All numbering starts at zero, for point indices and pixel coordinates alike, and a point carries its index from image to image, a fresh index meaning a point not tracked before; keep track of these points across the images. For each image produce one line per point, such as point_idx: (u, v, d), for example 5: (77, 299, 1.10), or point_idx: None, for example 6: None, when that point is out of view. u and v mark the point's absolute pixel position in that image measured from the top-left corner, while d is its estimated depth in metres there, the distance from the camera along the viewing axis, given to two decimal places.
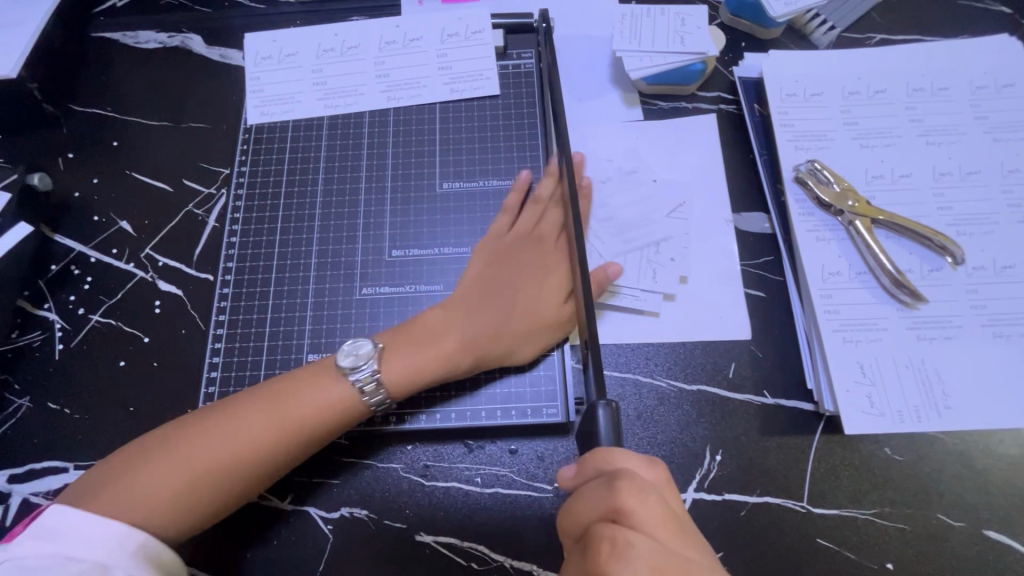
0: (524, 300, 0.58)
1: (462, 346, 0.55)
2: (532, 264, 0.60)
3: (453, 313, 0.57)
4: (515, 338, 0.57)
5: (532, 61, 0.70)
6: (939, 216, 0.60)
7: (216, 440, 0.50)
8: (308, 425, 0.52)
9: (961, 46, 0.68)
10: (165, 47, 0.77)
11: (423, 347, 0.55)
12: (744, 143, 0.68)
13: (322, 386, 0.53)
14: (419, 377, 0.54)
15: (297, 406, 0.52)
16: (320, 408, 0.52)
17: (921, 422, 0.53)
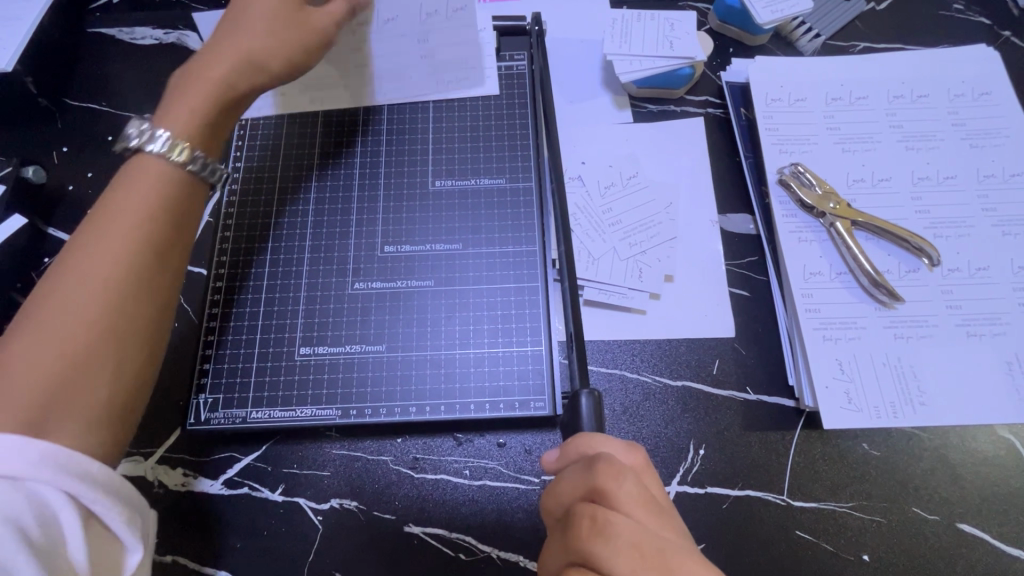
0: (274, 60, 0.55)
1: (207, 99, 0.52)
2: (289, 23, 0.56)
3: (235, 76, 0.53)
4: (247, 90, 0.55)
5: (524, 62, 0.71)
6: (917, 219, 0.62)
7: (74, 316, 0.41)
8: (167, 194, 0.47)
9: (942, 54, 0.70)
10: (160, 43, 0.78)
11: (194, 93, 0.51)
12: (730, 146, 0.70)
13: (135, 180, 0.47)
14: None
15: (135, 198, 0.46)
16: (155, 184, 0.47)
17: (897, 418, 0.55)
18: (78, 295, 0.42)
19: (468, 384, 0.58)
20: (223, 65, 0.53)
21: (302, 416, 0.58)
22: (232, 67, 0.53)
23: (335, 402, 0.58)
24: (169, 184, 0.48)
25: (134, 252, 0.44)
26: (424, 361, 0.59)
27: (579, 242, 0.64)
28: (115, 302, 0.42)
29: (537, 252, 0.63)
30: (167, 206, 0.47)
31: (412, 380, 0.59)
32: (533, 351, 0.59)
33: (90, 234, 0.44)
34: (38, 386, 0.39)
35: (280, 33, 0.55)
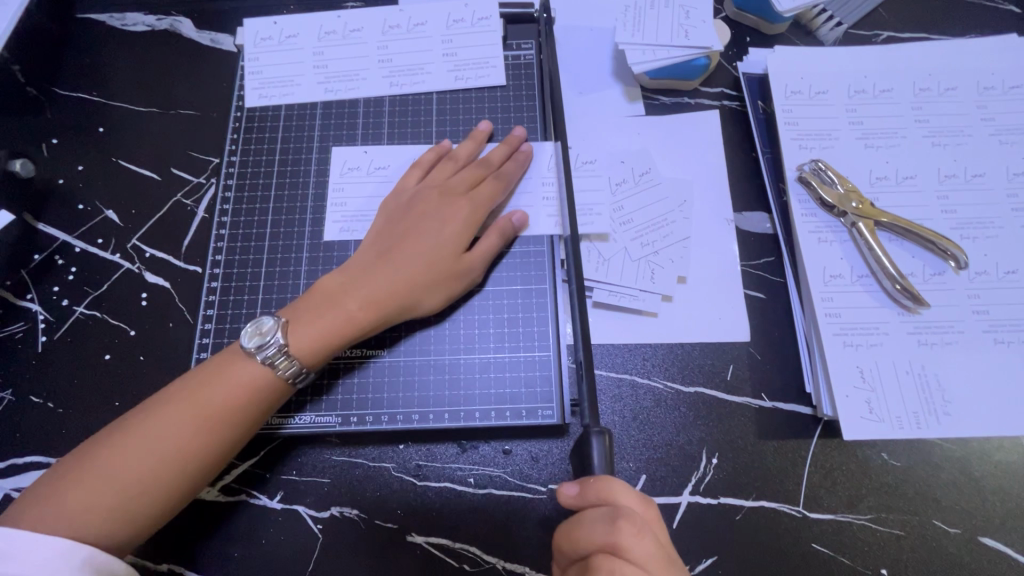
0: (408, 252, 0.55)
1: (369, 301, 0.53)
2: (432, 214, 0.57)
3: (355, 275, 0.55)
4: (429, 285, 0.55)
5: (532, 52, 0.68)
6: (943, 219, 0.59)
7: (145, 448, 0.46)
8: (233, 419, 0.49)
9: (972, 44, 0.67)
10: (152, 30, 0.75)
11: (327, 313, 0.52)
12: (747, 141, 0.67)
13: (234, 367, 0.50)
14: (326, 343, 0.52)
15: (218, 396, 0.48)
16: (240, 389, 0.49)
17: (919, 429, 0.53)
18: (153, 476, 0.46)
19: (472, 390, 0.56)
20: (340, 275, 0.55)
21: (301, 422, 0.56)
22: (348, 278, 0.55)
23: (334, 408, 0.56)
24: (256, 371, 0.50)
25: (196, 467, 0.47)
26: (427, 366, 0.57)
27: (588, 242, 0.62)
28: (185, 441, 0.47)
29: (545, 252, 0.60)
30: (233, 424, 0.49)
31: (414, 385, 0.57)
32: (541, 356, 0.57)
33: (179, 408, 0.48)
34: (126, 492, 0.45)
35: (408, 226, 0.57)
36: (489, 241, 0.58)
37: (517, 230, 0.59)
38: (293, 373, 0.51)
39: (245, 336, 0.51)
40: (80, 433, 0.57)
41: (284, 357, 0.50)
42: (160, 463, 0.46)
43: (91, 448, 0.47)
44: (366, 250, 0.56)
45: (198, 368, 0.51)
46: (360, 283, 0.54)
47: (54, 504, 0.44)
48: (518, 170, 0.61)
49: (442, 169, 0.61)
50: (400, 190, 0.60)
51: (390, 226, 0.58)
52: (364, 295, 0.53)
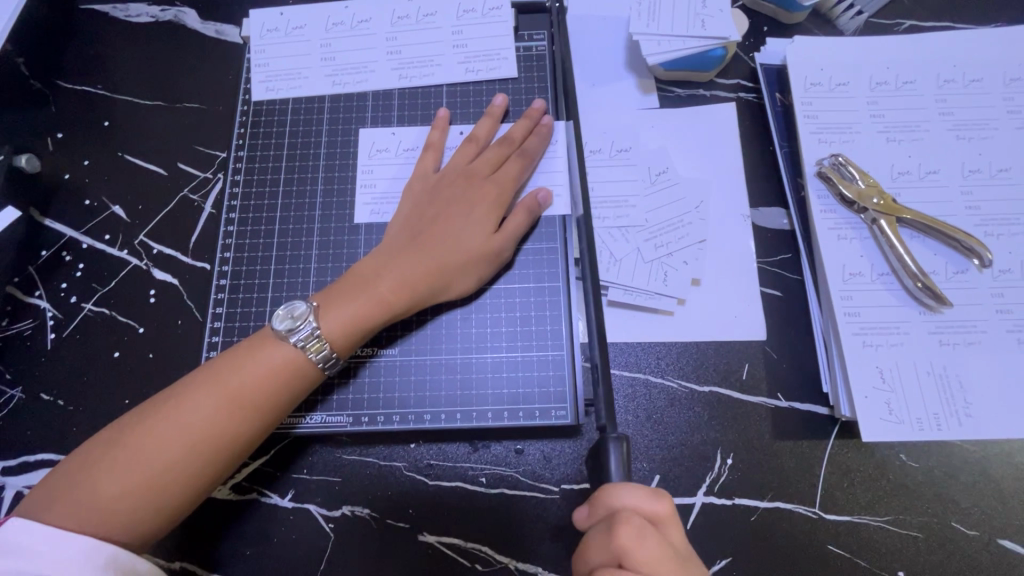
0: (438, 236, 0.55)
1: (402, 283, 0.53)
2: (458, 198, 0.57)
3: (386, 258, 0.54)
4: (459, 268, 0.55)
5: (544, 42, 0.66)
6: (966, 216, 0.58)
7: (168, 437, 0.45)
8: (262, 409, 0.48)
9: (998, 34, 0.64)
10: (157, 21, 0.73)
11: (360, 294, 0.52)
12: (764, 134, 0.65)
13: (261, 355, 0.49)
14: (358, 326, 0.51)
15: (245, 386, 0.47)
16: (269, 378, 0.48)
17: (940, 431, 0.52)
18: (181, 467, 0.45)
19: (485, 390, 0.56)
20: (371, 259, 0.54)
21: (311, 423, 0.56)
22: (380, 262, 0.54)
23: (344, 408, 0.56)
24: (282, 357, 0.49)
25: (223, 456, 0.47)
26: (438, 365, 0.57)
27: (600, 240, 0.61)
28: (209, 431, 0.46)
29: (558, 249, 0.59)
30: (260, 414, 0.48)
31: (426, 385, 0.56)
32: (554, 355, 0.56)
33: (206, 396, 0.47)
34: (155, 482, 0.45)
35: (436, 210, 0.56)
36: (516, 219, 0.57)
37: (542, 209, 0.58)
38: (324, 359, 0.50)
39: (276, 319, 0.50)
40: (91, 432, 0.57)
41: (317, 341, 0.50)
42: (182, 454, 0.45)
43: (117, 438, 0.46)
44: (394, 237, 0.56)
45: (222, 356, 0.49)
46: (391, 265, 0.53)
47: (81, 493, 0.44)
48: (542, 144, 0.60)
49: (467, 152, 0.60)
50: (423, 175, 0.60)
51: (418, 211, 0.57)
52: (396, 277, 0.53)
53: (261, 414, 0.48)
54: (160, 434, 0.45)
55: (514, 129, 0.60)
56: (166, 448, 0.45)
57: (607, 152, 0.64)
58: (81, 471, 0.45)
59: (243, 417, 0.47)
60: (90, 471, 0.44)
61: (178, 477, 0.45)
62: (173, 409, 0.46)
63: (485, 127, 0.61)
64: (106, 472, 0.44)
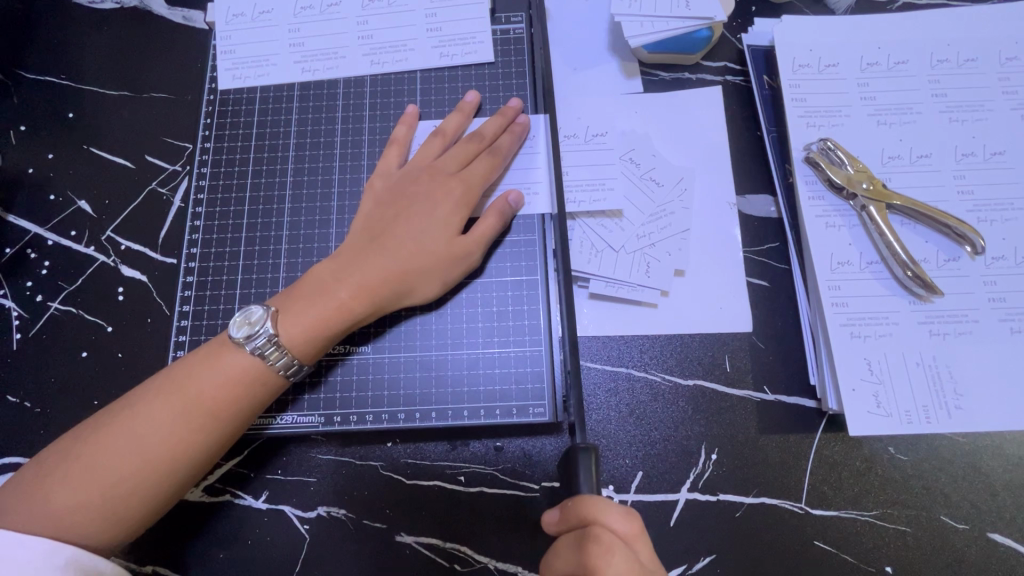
0: (399, 237, 0.53)
1: (362, 288, 0.51)
2: (422, 196, 0.55)
3: (344, 262, 0.52)
4: (421, 272, 0.52)
5: (522, 25, 0.64)
6: (958, 202, 0.56)
7: (124, 446, 0.44)
8: (224, 415, 0.46)
9: (991, 12, 0.62)
10: (122, 7, 0.70)
11: (319, 299, 0.50)
12: (751, 118, 0.63)
13: (221, 359, 0.47)
14: (317, 333, 0.49)
15: (207, 392, 0.46)
16: (231, 384, 0.47)
17: (929, 423, 0.51)
18: (138, 474, 0.44)
19: (461, 388, 0.54)
20: (331, 263, 0.52)
21: (285, 423, 0.54)
22: (340, 265, 0.52)
23: (317, 407, 0.54)
24: (246, 360, 0.48)
25: (185, 464, 0.45)
26: (413, 363, 0.55)
27: (580, 232, 0.59)
28: (167, 440, 0.45)
29: (537, 241, 0.57)
30: (221, 420, 0.46)
31: (400, 384, 0.54)
32: (532, 351, 0.55)
33: (165, 402, 0.45)
34: (112, 490, 0.43)
35: (398, 209, 0.54)
36: (486, 222, 0.54)
37: (514, 211, 0.56)
38: (285, 365, 0.49)
39: (233, 326, 0.48)
40: (58, 434, 0.56)
41: (275, 347, 0.48)
42: (137, 464, 0.44)
43: (74, 445, 0.44)
44: (355, 238, 0.54)
45: (185, 361, 0.48)
46: (349, 269, 0.51)
47: (34, 501, 0.42)
48: (514, 142, 0.57)
49: (435, 147, 0.57)
50: (387, 172, 0.57)
51: (379, 209, 0.55)
52: (356, 281, 0.51)
53: (220, 423, 0.46)
54: (115, 443, 0.44)
55: (486, 125, 0.58)
56: (120, 457, 0.44)
57: (581, 137, 0.62)
58: (37, 477, 0.44)
59: (201, 426, 0.46)
60: (43, 479, 0.43)
61: (133, 488, 0.44)
62: (131, 416, 0.45)
63: (456, 123, 0.59)
64: (60, 481, 0.43)
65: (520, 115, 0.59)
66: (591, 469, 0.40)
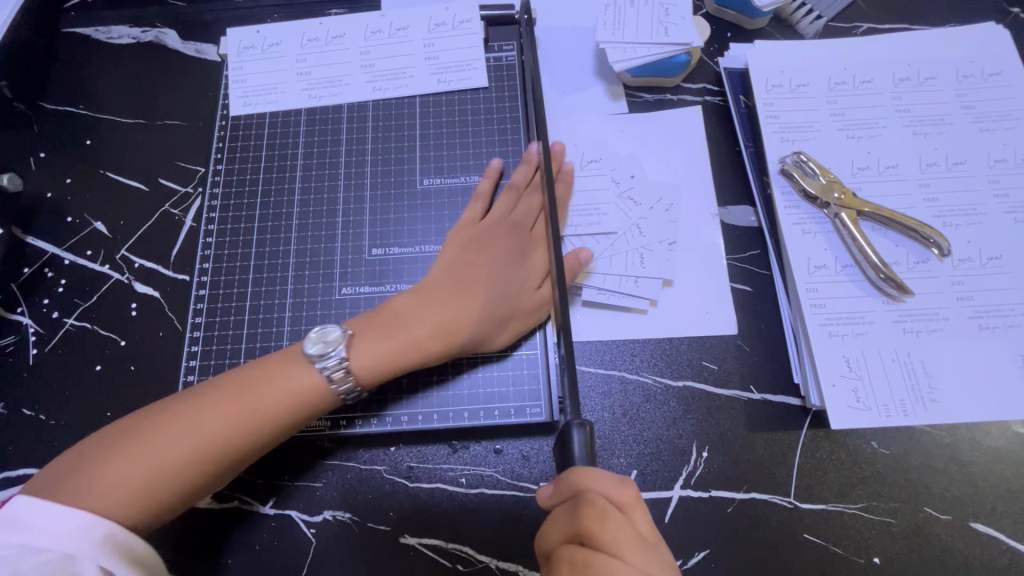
0: (485, 284, 0.56)
1: (440, 330, 0.54)
2: (508, 247, 0.58)
3: (423, 299, 0.55)
4: (499, 322, 0.56)
5: (514, 53, 0.68)
6: (925, 208, 0.60)
7: (187, 435, 0.47)
8: (278, 421, 0.49)
9: (947, 34, 0.67)
10: (138, 42, 0.75)
11: (399, 335, 0.53)
12: (730, 135, 0.67)
13: (289, 371, 0.50)
14: (391, 367, 0.52)
15: (264, 395, 0.49)
16: (291, 396, 0.49)
17: (907, 416, 0.53)
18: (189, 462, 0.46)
19: (460, 390, 0.57)
20: (412, 298, 0.55)
21: (294, 426, 0.57)
22: (421, 304, 0.55)
23: (325, 411, 0.57)
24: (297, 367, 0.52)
25: (227, 455, 0.48)
26: (416, 367, 0.58)
27: (570, 246, 0.62)
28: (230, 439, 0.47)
29: None
30: (280, 424, 0.49)
31: (403, 387, 0.58)
32: (528, 354, 0.58)
33: (232, 405, 0.48)
34: (160, 474, 0.46)
35: (484, 256, 0.58)
36: (557, 275, 0.58)
37: (583, 267, 0.60)
38: (347, 390, 0.51)
39: (308, 342, 0.51)
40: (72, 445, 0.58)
41: (342, 370, 0.51)
42: (198, 453, 0.47)
43: (129, 427, 0.48)
44: (441, 273, 0.57)
45: (243, 369, 0.51)
46: (428, 306, 0.54)
47: (96, 475, 0.45)
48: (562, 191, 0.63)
49: (510, 198, 0.60)
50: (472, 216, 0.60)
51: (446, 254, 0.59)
52: (435, 323, 0.54)
53: (277, 434, 0.49)
54: (181, 425, 0.47)
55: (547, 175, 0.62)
56: (181, 443, 0.47)
57: (572, 159, 0.66)
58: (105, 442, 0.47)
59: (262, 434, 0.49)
60: (107, 449, 0.46)
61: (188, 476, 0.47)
62: (199, 404, 0.48)
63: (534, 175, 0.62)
64: (121, 456, 0.46)
65: (564, 162, 0.65)
66: (583, 443, 0.42)
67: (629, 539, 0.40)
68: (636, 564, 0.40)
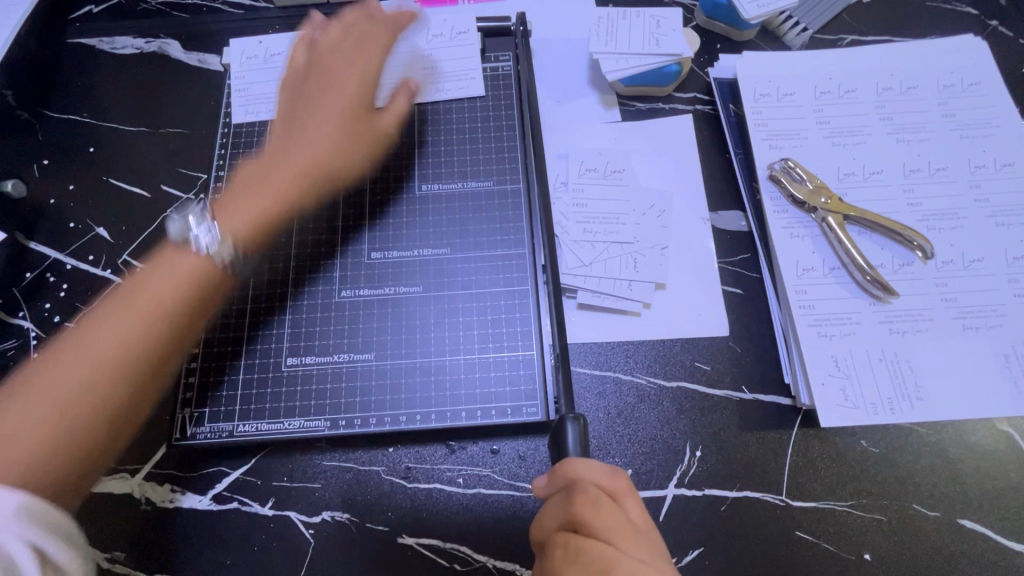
0: (316, 144, 0.63)
1: (290, 216, 0.61)
2: (330, 117, 0.64)
3: (279, 178, 0.61)
4: (322, 183, 0.63)
5: (510, 63, 0.70)
6: (909, 212, 0.62)
7: (74, 371, 0.48)
8: (170, 304, 0.52)
9: (929, 46, 0.70)
10: (141, 52, 0.77)
11: (258, 191, 0.60)
12: (720, 142, 0.69)
13: (152, 277, 0.53)
14: (253, 226, 0.59)
15: (152, 288, 0.52)
16: (172, 283, 0.53)
17: (895, 414, 0.55)
18: (86, 398, 0.47)
19: (457, 391, 0.57)
20: (267, 168, 0.61)
21: (292, 427, 0.57)
22: (282, 169, 0.61)
23: (324, 412, 0.57)
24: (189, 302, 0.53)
25: (136, 358, 0.50)
26: (414, 368, 0.58)
27: (565, 250, 0.64)
28: (129, 344, 0.49)
29: (527, 255, 0.62)
30: (173, 307, 0.52)
31: (401, 387, 0.58)
32: (524, 355, 0.58)
33: (123, 316, 0.50)
34: (56, 422, 0.46)
35: (320, 120, 0.64)
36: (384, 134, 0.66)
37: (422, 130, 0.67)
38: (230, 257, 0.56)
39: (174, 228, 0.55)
40: None
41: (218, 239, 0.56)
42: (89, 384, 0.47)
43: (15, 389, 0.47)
44: (287, 142, 0.63)
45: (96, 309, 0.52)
46: (288, 179, 0.61)
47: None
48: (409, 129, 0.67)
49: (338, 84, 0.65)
50: (280, 146, 0.63)
51: (242, 187, 0.61)
52: (284, 222, 0.61)
53: (177, 320, 0.52)
54: (70, 364, 0.48)
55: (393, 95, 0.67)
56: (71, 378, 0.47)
57: (566, 165, 0.68)
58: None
59: (160, 321, 0.51)
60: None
61: (85, 418, 0.47)
62: (86, 336, 0.49)
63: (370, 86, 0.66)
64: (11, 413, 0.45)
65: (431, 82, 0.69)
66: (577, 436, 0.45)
67: (622, 527, 0.41)
68: (628, 552, 0.40)
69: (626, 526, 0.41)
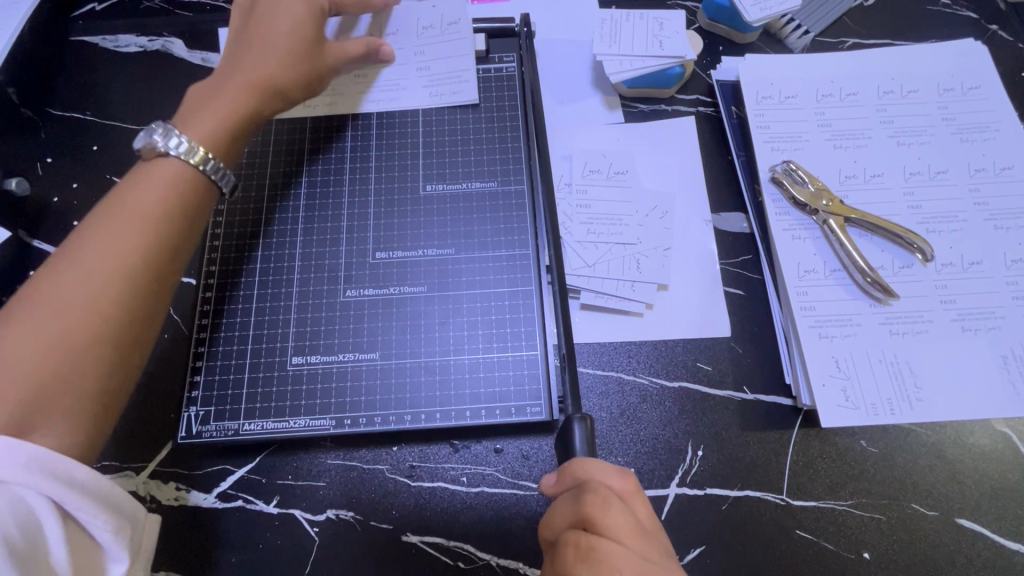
0: (259, 76, 0.57)
1: (248, 82, 0.57)
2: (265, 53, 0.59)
3: (223, 104, 0.55)
4: (275, 81, 0.58)
5: (514, 64, 0.71)
6: (909, 215, 0.62)
7: (62, 296, 0.43)
8: (166, 207, 0.49)
9: (930, 50, 0.70)
10: (145, 50, 0.77)
11: (213, 101, 0.55)
12: (722, 144, 0.70)
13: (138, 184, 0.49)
14: (223, 124, 0.54)
15: (132, 200, 0.48)
16: (161, 185, 0.49)
17: (895, 415, 0.55)
18: (80, 317, 0.43)
19: (462, 390, 0.58)
20: (200, 109, 0.54)
21: (297, 426, 0.57)
22: (224, 94, 0.56)
23: (328, 411, 0.57)
24: (184, 196, 0.50)
25: (134, 267, 0.46)
26: (418, 368, 0.59)
27: (569, 250, 0.64)
28: (125, 254, 0.46)
29: (531, 254, 0.63)
30: (175, 207, 0.49)
31: (405, 387, 0.58)
32: (528, 355, 0.59)
33: (103, 243, 0.46)
34: (47, 372, 0.41)
35: (256, 61, 0.58)
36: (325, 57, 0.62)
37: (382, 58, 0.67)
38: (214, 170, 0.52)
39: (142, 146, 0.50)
40: None
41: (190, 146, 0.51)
42: (81, 316, 0.43)
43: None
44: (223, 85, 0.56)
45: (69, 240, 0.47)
46: (231, 97, 0.56)
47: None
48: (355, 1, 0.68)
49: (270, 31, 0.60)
50: (230, 61, 0.59)
51: (197, 104, 0.55)
52: (240, 94, 0.56)
53: (176, 206, 0.49)
54: (54, 293, 0.43)
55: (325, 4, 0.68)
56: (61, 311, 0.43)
57: (569, 167, 0.68)
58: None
59: (157, 222, 0.48)
60: None
61: (80, 309, 0.43)
62: (62, 272, 0.44)
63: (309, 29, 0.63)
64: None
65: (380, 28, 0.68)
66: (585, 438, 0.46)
67: (630, 527, 0.41)
68: (638, 552, 0.40)
69: (633, 526, 0.41)
